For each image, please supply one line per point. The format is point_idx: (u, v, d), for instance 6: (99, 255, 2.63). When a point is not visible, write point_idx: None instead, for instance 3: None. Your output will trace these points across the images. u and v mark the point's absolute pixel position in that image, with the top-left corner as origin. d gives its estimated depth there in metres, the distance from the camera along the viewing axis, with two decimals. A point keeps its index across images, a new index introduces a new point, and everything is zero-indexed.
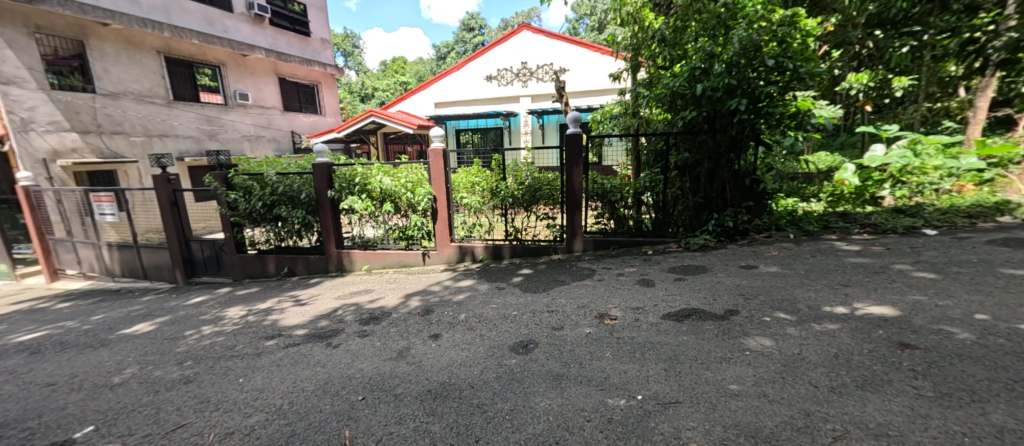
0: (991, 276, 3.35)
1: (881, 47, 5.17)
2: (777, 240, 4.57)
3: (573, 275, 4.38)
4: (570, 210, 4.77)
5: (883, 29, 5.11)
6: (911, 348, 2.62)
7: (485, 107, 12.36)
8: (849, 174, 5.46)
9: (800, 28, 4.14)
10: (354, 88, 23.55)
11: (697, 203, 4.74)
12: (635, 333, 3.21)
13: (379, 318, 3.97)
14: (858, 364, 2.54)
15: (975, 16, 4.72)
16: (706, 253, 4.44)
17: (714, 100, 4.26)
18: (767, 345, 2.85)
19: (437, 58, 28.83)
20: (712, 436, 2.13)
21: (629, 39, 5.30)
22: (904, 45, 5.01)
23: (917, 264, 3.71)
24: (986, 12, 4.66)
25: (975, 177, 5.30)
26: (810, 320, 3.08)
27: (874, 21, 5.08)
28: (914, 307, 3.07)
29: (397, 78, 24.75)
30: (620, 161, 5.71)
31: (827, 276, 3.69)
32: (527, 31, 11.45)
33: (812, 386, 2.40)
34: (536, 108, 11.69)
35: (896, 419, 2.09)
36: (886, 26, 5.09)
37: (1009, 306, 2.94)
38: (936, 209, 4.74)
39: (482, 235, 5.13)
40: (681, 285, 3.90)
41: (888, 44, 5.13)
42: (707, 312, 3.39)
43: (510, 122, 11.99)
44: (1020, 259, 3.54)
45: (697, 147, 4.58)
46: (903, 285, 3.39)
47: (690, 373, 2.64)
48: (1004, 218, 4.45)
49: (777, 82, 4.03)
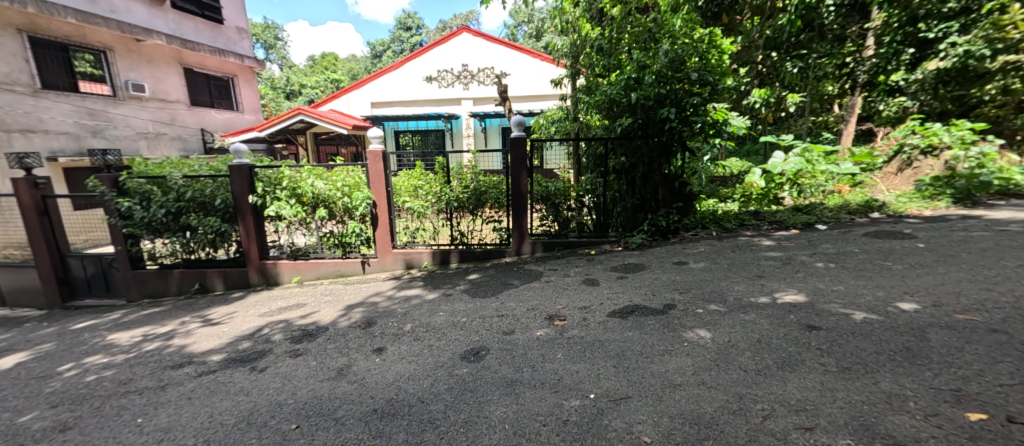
0: (871, 263, 3.93)
1: (777, 67, 5.74)
2: (702, 238, 4.93)
3: (521, 278, 4.37)
4: (517, 213, 4.73)
5: (778, 52, 5.71)
6: (816, 330, 2.98)
7: (424, 108, 11.97)
8: (756, 177, 5.96)
9: (716, 45, 4.59)
10: (277, 83, 21.74)
11: (634, 205, 4.94)
12: (584, 331, 3.29)
13: (314, 335, 3.61)
14: (777, 347, 2.83)
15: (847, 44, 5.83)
16: (643, 251, 4.64)
17: (647, 108, 4.48)
18: (705, 335, 3.07)
19: (371, 56, 27.57)
20: (660, 428, 2.22)
21: (567, 47, 5.47)
22: (794, 65, 5.65)
23: (814, 255, 4.24)
24: (854, 40, 5.88)
25: (850, 180, 6.04)
26: (736, 309, 3.39)
27: (771, 43, 5.59)
28: (816, 293, 3.52)
29: (326, 74, 23.22)
30: (560, 165, 5.44)
31: (745, 268, 4.08)
32: (467, 33, 11.37)
33: (742, 370, 2.62)
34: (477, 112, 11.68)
35: (811, 394, 2.34)
36: (780, 49, 5.65)
37: (885, 288, 3.48)
38: (825, 207, 5.45)
39: (427, 240, 4.94)
40: (623, 282, 4.07)
41: (781, 65, 5.70)
42: (648, 307, 3.58)
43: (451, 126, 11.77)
44: (887, 248, 4.18)
45: (632, 152, 4.75)
46: (806, 274, 3.86)
47: (637, 367, 2.75)
48: (875, 214, 5.20)
49: (700, 93, 4.34)
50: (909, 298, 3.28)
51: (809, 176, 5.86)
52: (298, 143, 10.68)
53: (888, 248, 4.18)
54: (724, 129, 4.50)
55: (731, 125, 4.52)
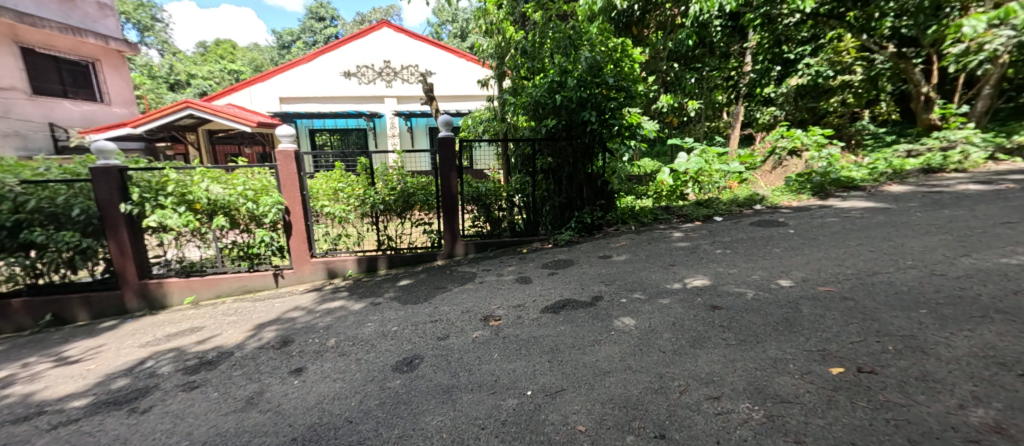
0: (759, 247, 4.52)
1: (678, 75, 7.67)
2: (622, 232, 5.26)
3: (454, 280, 4.28)
4: (447, 214, 4.63)
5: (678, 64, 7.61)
6: (717, 309, 3.35)
7: (343, 105, 11.22)
8: (665, 176, 6.50)
9: (628, 54, 5.03)
10: (155, 70, 18.53)
11: (561, 203, 5.13)
12: (519, 330, 3.32)
13: (215, 362, 3.13)
14: (688, 328, 3.11)
15: (727, 61, 7.72)
16: (571, 248, 4.82)
17: (570, 111, 4.71)
18: (629, 323, 3.29)
19: (277, 46, 24.97)
20: (594, 414, 2.29)
21: (493, 47, 5.44)
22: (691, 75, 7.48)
23: (714, 243, 4.78)
24: (733, 58, 7.74)
25: (738, 177, 6.76)
26: (654, 296, 3.69)
27: (673, 56, 7.50)
28: (718, 277, 3.94)
29: (222, 63, 20.53)
30: (489, 164, 5.64)
31: (660, 258, 4.47)
32: (388, 28, 10.96)
33: (660, 352, 2.83)
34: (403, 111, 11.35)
35: (716, 366, 2.59)
36: (679, 61, 7.53)
37: (768, 268, 3.99)
38: (722, 201, 6.13)
39: (349, 246, 4.63)
40: (554, 278, 4.20)
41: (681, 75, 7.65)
42: (578, 301, 3.72)
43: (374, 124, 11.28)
44: (767, 234, 4.81)
45: (558, 153, 4.95)
46: (709, 261, 4.33)
47: (570, 359, 2.84)
48: (758, 207, 5.93)
49: (616, 98, 4.71)
50: (787, 275, 3.79)
51: (707, 175, 6.57)
52: (188, 140, 9.84)
53: (770, 236, 4.76)
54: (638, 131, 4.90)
55: (643, 128, 4.93)
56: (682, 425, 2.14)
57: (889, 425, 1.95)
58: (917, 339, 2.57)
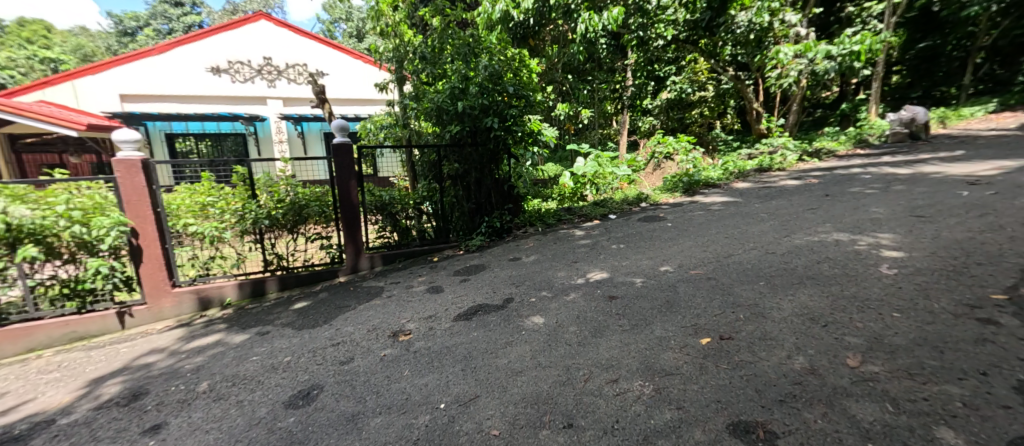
0: (651, 238, 4.89)
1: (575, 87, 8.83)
2: (531, 233, 5.46)
3: (358, 298, 3.93)
4: (349, 226, 4.31)
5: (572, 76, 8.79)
6: (614, 298, 3.33)
7: (215, 106, 10.24)
8: (567, 179, 7.06)
9: (526, 65, 5.24)
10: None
11: (471, 209, 5.06)
12: (431, 342, 3.03)
13: (26, 437, 2.35)
14: (591, 318, 3.03)
15: (615, 75, 9.17)
16: (483, 252, 4.83)
17: (473, 117, 4.72)
18: (540, 321, 3.14)
19: (110, 31, 20.13)
20: (509, 418, 2.07)
21: (390, 50, 5.28)
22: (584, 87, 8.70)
23: (611, 239, 5.09)
24: (618, 74, 9.17)
25: (627, 179, 7.36)
26: (559, 293, 3.64)
27: (567, 69, 8.67)
28: (615, 269, 4.03)
29: (29, 47, 16.09)
30: (395, 172, 5.60)
31: (564, 257, 4.66)
32: (265, 20, 10.28)
33: (567, 344, 2.71)
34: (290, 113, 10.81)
35: (618, 352, 2.52)
36: (573, 74, 8.74)
37: (656, 258, 4.11)
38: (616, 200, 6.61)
39: (225, 269, 4.04)
40: (466, 285, 4.09)
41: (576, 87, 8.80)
42: (490, 305, 3.57)
43: (255, 129, 10.55)
44: (651, 229, 5.24)
45: (464, 159, 4.90)
46: (608, 255, 4.56)
47: (483, 365, 2.60)
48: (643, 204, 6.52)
49: (517, 105, 4.83)
50: (669, 262, 3.90)
51: (602, 178, 7.11)
52: None
53: (659, 228, 5.18)
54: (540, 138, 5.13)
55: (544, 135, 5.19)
56: (587, 410, 2.04)
57: (744, 380, 2.11)
58: (759, 305, 2.81)
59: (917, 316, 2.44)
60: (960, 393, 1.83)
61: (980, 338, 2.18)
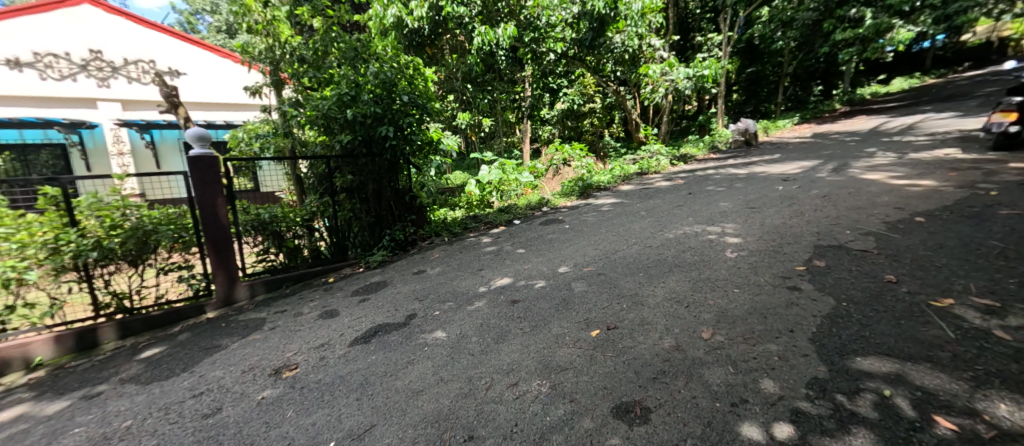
0: (552, 241, 5.07)
1: (474, 96, 9.17)
2: (436, 244, 5.32)
3: (234, 335, 3.48)
4: (218, 251, 3.89)
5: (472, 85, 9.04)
6: (517, 302, 3.41)
7: (20, 108, 8.45)
8: (473, 186, 7.04)
9: (422, 73, 5.20)
10: None
11: (371, 222, 4.85)
12: (323, 372, 2.77)
13: None
14: (495, 325, 3.06)
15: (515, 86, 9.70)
16: (385, 268, 4.63)
17: (366, 126, 4.55)
18: (441, 335, 3.05)
19: None
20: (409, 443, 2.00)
21: (263, 49, 4.83)
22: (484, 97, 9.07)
23: (513, 243, 5.18)
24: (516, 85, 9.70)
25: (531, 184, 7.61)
26: (465, 303, 3.59)
27: (467, 79, 8.93)
28: (518, 273, 4.10)
29: None
30: (281, 185, 5.15)
31: (469, 265, 4.58)
32: (89, 4, 8.73)
33: (470, 355, 2.70)
34: (130, 119, 9.37)
35: (520, 356, 2.59)
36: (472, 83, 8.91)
37: (557, 260, 4.28)
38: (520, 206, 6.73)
39: (29, 319, 3.27)
40: (364, 305, 3.83)
41: (475, 96, 9.10)
42: (391, 324, 3.38)
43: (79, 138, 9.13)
44: (552, 231, 5.45)
45: (359, 170, 4.66)
46: (511, 259, 4.60)
47: (381, 390, 2.46)
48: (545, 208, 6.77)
49: (414, 115, 4.80)
50: (566, 263, 4.13)
51: (507, 184, 7.28)
52: None
53: (558, 231, 5.40)
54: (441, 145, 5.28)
55: (445, 142, 5.28)
56: (486, 419, 2.08)
57: (625, 365, 2.33)
58: (637, 294, 3.14)
59: (751, 289, 2.95)
60: (777, 349, 2.28)
61: (788, 302, 2.72)
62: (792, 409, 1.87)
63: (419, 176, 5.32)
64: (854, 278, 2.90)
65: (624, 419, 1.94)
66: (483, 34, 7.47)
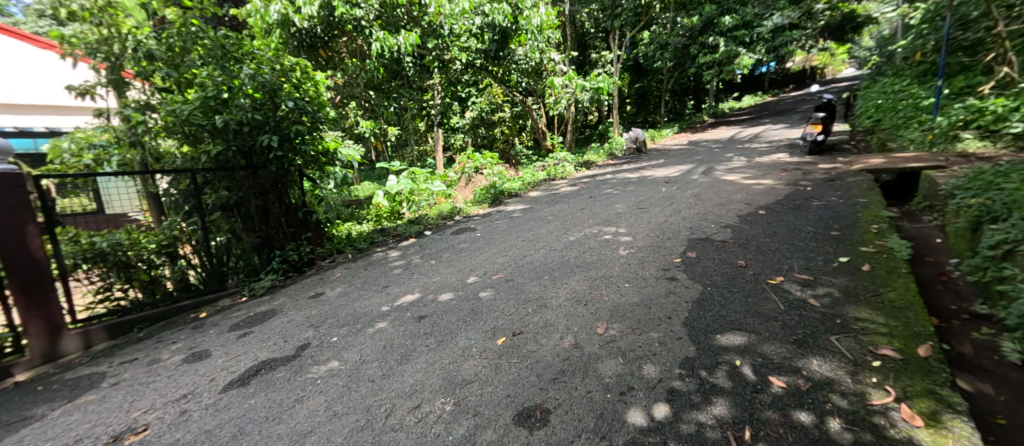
0: (464, 250, 4.96)
1: (377, 104, 8.73)
2: (339, 262, 4.99)
3: (63, 394, 2.89)
4: (35, 293, 3.15)
5: (374, 92, 8.62)
6: (423, 318, 3.31)
7: None
8: (381, 198, 6.73)
9: (310, 76, 4.81)
10: None
11: (256, 243, 4.52)
12: (187, 428, 2.39)
13: None
14: (399, 345, 2.94)
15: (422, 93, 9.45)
16: (274, 294, 4.26)
17: (242, 135, 4.21)
18: (337, 365, 2.83)
19: None
20: None
21: (91, 42, 4.06)
22: (388, 105, 8.78)
23: (422, 256, 4.94)
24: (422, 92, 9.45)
25: (444, 194, 7.35)
26: (367, 324, 3.37)
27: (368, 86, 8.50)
28: (427, 287, 3.94)
29: None
30: (134, 206, 4.00)
31: (375, 282, 4.28)
32: None
33: (370, 381, 2.57)
34: None
35: (423, 375, 2.53)
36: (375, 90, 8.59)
37: (469, 270, 4.22)
38: (431, 217, 6.48)
39: None
40: (245, 340, 3.39)
41: (380, 103, 8.74)
42: (278, 358, 3.03)
43: None
44: (464, 241, 5.35)
45: (238, 184, 4.32)
46: (419, 273, 4.38)
47: (261, 439, 2.21)
48: (458, 217, 6.63)
49: (305, 123, 4.54)
50: (476, 273, 4.09)
51: (418, 194, 7.05)
52: None
53: (470, 240, 5.31)
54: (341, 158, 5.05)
55: (345, 155, 5.12)
56: None
57: (529, 369, 2.42)
58: (542, 297, 3.29)
59: (637, 282, 3.27)
60: (658, 336, 2.55)
61: (667, 291, 3.07)
62: (669, 390, 2.12)
63: (316, 190, 5.12)
64: (716, 266, 3.36)
65: (525, 424, 2.02)
66: (382, 41, 7.18)
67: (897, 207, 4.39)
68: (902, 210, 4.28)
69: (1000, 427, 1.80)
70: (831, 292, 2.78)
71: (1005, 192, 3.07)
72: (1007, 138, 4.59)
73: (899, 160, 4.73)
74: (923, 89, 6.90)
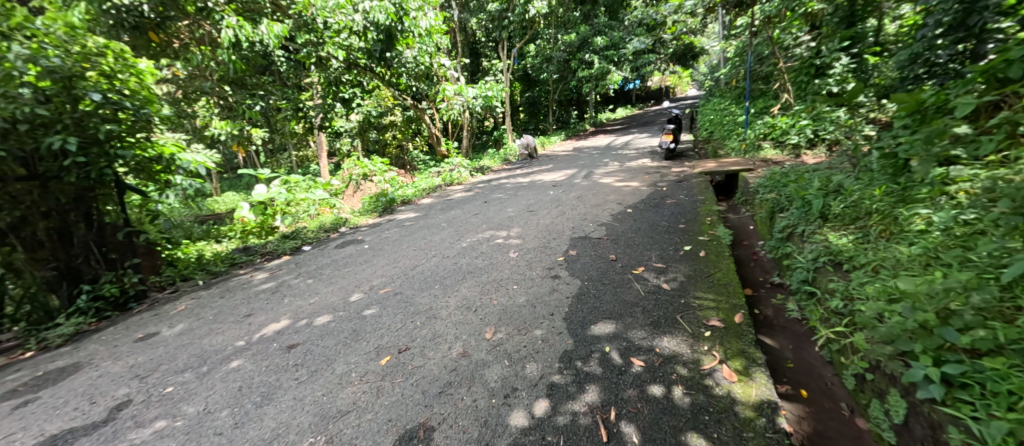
0: (348, 263, 4.58)
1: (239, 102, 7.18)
2: (190, 291, 4.31)
3: None
4: None
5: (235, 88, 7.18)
6: (293, 347, 2.98)
7: None
8: (246, 212, 6.18)
9: (129, 64, 3.83)
10: None
11: (49, 278, 3.66)
12: None
13: None
14: (257, 385, 2.62)
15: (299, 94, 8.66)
16: (80, 343, 3.46)
17: (20, 136, 3.33)
18: (167, 423, 2.40)
19: None
20: None
21: None
22: (255, 104, 7.31)
23: (299, 275, 4.40)
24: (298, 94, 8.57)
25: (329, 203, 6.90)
26: (217, 364, 2.91)
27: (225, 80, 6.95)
28: (299, 312, 3.53)
29: None
30: None
31: (234, 311, 3.69)
32: None
33: (216, 435, 2.26)
34: None
35: (288, 415, 2.32)
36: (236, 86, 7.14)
37: (350, 286, 3.93)
38: (310, 230, 5.89)
39: None
40: (26, 411, 2.65)
41: (242, 101, 7.20)
42: (78, 427, 2.45)
43: None
44: (348, 254, 4.94)
45: (14, 200, 3.45)
46: (293, 295, 3.89)
47: None
48: (343, 228, 6.17)
49: (120, 122, 3.80)
50: (360, 289, 3.82)
51: (295, 205, 6.48)
52: None
53: (352, 254, 4.92)
54: (183, 167, 4.33)
55: (189, 162, 4.37)
56: None
57: (414, 387, 2.38)
58: (432, 308, 3.24)
59: (525, 283, 3.41)
60: (541, 333, 2.70)
61: (551, 289, 3.26)
62: (549, 385, 2.26)
63: (148, 204, 4.60)
64: (593, 262, 3.66)
65: None
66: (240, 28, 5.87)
67: (725, 203, 5.25)
68: (729, 206, 5.09)
69: (790, 369, 2.39)
70: (678, 276, 3.22)
71: (787, 188, 3.88)
72: (789, 147, 5.71)
73: (727, 165, 5.71)
74: (737, 109, 8.47)
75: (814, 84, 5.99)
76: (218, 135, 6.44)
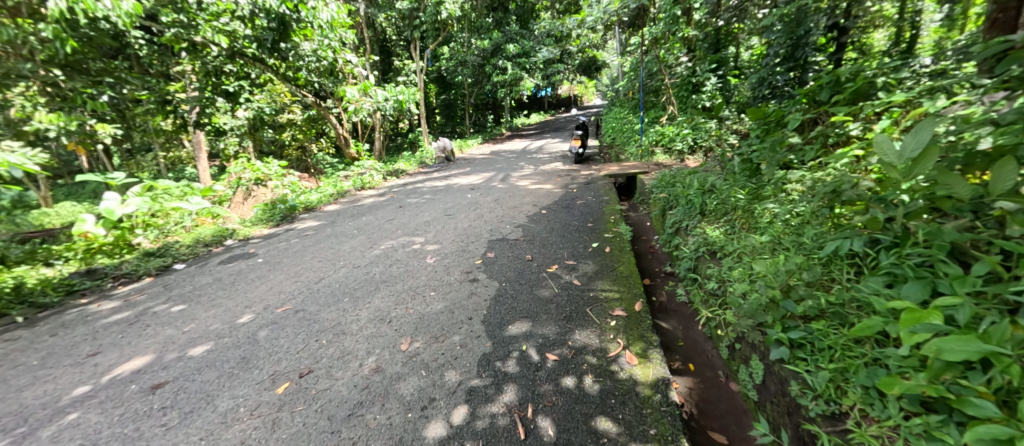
0: (235, 281, 4.15)
1: None
2: (4, 332, 3.58)
3: None
4: None
5: None
6: (160, 387, 2.62)
7: None
8: (90, 225, 4.80)
9: None
10: None
11: None
12: None
13: None
14: (104, 440, 2.25)
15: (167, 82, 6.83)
16: None
17: None
18: None
19: None
20: None
21: None
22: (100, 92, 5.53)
23: (170, 300, 3.87)
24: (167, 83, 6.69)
25: (209, 212, 6.22)
26: (46, 422, 2.44)
27: None
28: (164, 344, 3.12)
29: None
30: None
31: (70, 354, 3.12)
32: None
33: None
34: None
35: None
36: None
37: (232, 308, 3.56)
38: (182, 245, 5.21)
39: None
40: None
41: None
42: None
43: None
44: (233, 270, 4.47)
45: None
46: (157, 325, 3.41)
47: None
48: (229, 241, 5.60)
49: None
50: (250, 310, 3.48)
51: (161, 217, 5.52)
52: None
53: (234, 271, 4.44)
54: None
55: None
56: None
57: (318, 413, 2.25)
58: (340, 324, 3.08)
59: (443, 289, 3.38)
60: (459, 338, 2.71)
61: (470, 293, 3.28)
62: (467, 391, 2.28)
63: None
64: (511, 262, 3.76)
65: None
66: (74, 2, 3.97)
67: (627, 202, 5.69)
68: (631, 205, 5.52)
69: (680, 347, 2.70)
70: (587, 271, 3.44)
71: (675, 188, 4.32)
72: (676, 152, 6.37)
73: (627, 168, 6.19)
74: (635, 117, 9.22)
75: (693, 99, 6.76)
76: (43, 131, 4.64)
